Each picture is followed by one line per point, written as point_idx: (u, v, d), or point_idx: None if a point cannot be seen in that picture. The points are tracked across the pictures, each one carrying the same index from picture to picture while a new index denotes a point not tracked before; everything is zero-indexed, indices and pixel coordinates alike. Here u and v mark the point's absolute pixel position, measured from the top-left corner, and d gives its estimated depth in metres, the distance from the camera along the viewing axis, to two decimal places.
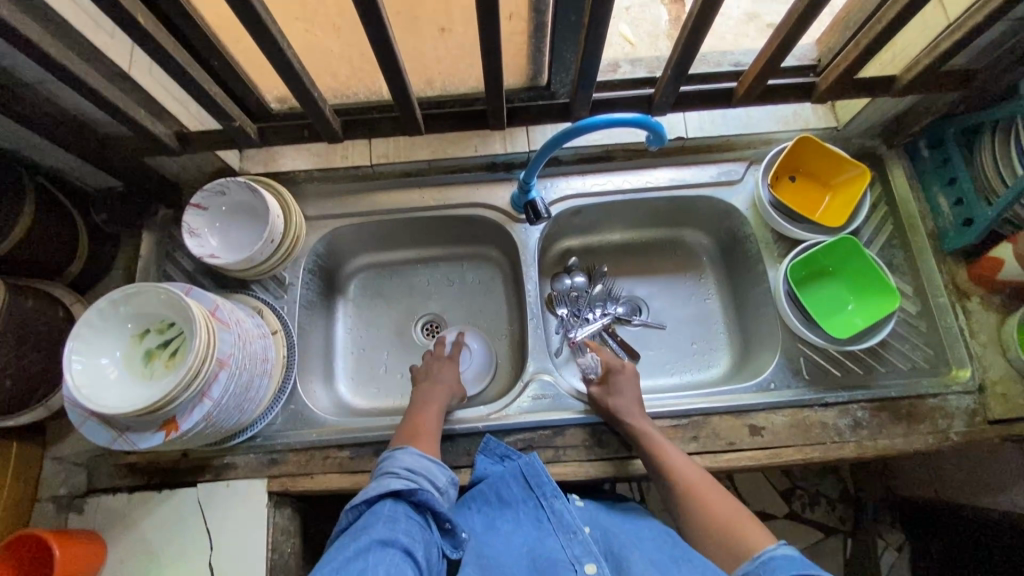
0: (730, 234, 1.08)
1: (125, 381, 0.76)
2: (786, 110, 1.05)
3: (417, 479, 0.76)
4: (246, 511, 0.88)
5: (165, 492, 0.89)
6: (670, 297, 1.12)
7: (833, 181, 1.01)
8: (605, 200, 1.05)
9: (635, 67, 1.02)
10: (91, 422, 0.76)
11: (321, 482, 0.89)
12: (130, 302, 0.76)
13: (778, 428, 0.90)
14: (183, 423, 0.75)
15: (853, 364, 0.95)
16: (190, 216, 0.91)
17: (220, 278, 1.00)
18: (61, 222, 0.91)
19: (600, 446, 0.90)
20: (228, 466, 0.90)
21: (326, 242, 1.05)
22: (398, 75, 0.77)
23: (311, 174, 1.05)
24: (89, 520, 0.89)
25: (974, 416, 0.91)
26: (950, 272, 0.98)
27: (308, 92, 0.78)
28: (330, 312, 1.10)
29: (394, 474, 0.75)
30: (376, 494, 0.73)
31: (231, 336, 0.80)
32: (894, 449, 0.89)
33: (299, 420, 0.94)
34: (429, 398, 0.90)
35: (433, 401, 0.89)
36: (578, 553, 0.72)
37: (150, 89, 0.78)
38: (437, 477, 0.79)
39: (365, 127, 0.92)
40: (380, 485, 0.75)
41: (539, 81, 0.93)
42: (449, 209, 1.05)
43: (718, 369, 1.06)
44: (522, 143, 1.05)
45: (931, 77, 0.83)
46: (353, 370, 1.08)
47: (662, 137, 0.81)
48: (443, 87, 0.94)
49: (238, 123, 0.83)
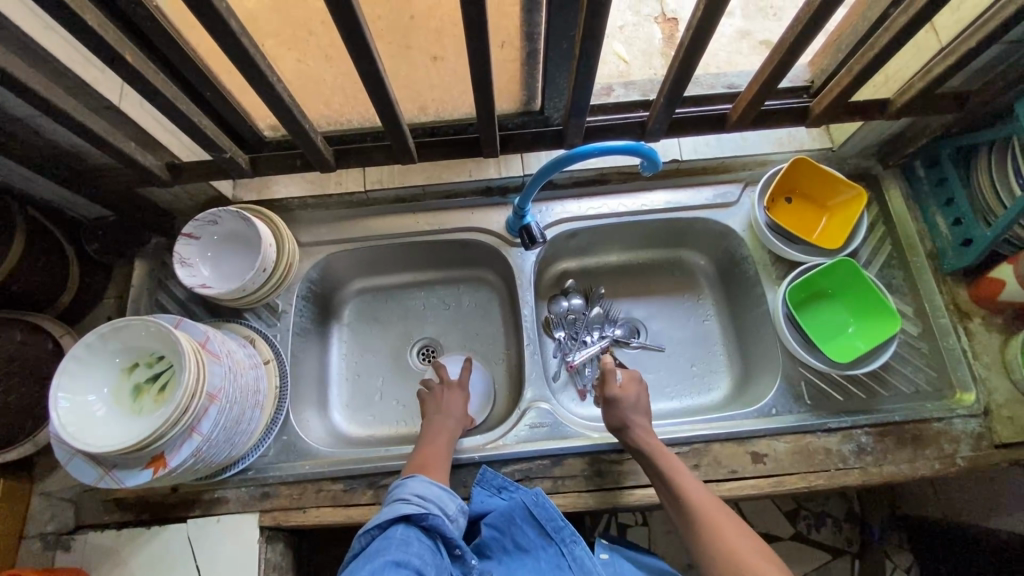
0: (728, 255, 1.08)
1: (111, 417, 0.74)
2: (780, 132, 1.05)
3: (429, 505, 0.74)
4: (236, 548, 0.86)
5: (154, 528, 0.87)
6: (669, 319, 1.11)
7: (829, 203, 1.01)
8: (600, 223, 1.04)
9: (628, 91, 1.02)
10: (77, 459, 0.74)
11: (314, 517, 0.87)
12: (118, 336, 0.75)
13: (781, 455, 0.88)
14: (172, 460, 0.74)
15: (855, 388, 0.93)
16: (182, 246, 0.90)
17: (213, 307, 0.99)
18: (50, 253, 0.90)
19: (600, 476, 0.88)
20: (219, 500, 0.89)
21: (320, 268, 1.04)
22: (390, 105, 0.77)
23: (305, 201, 1.05)
24: (77, 557, 0.87)
25: (980, 440, 0.89)
26: (950, 293, 0.97)
27: (299, 123, 0.77)
28: (325, 338, 1.09)
29: (405, 499, 0.74)
30: (388, 519, 0.72)
31: (221, 368, 0.78)
32: (900, 476, 0.87)
33: (292, 451, 0.92)
34: (439, 429, 0.88)
35: (444, 431, 0.88)
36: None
37: (141, 121, 0.78)
38: (448, 503, 0.77)
39: (358, 155, 0.92)
40: (392, 510, 0.73)
41: (532, 107, 0.93)
42: (444, 234, 1.05)
43: (718, 393, 1.04)
44: (516, 168, 1.04)
45: (924, 100, 0.83)
46: (348, 398, 1.06)
47: (656, 163, 0.80)
48: (436, 113, 0.93)
49: (229, 153, 0.82)
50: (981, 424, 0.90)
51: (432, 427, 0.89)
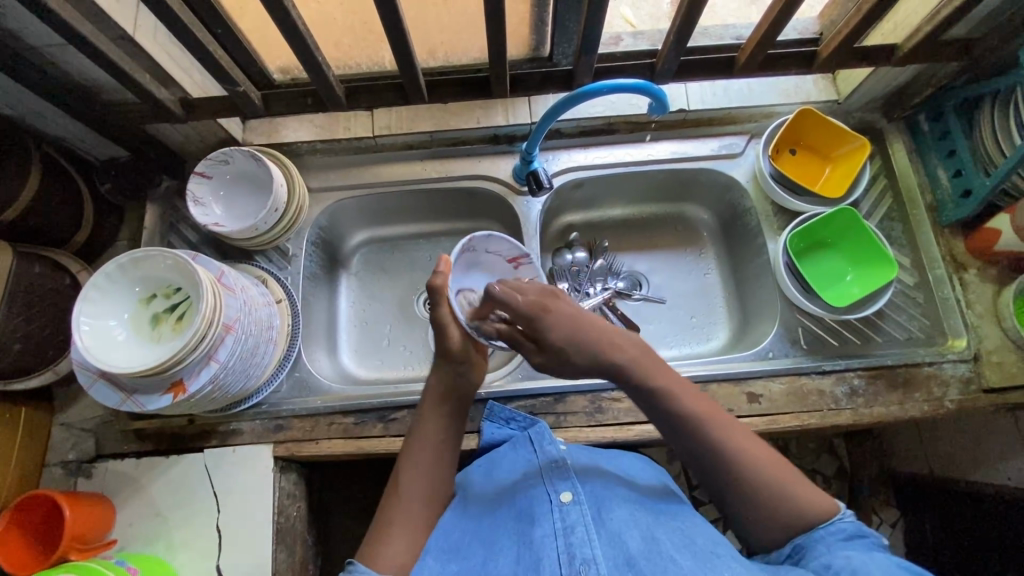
0: (731, 208, 1.09)
1: (133, 343, 0.78)
2: (788, 83, 1.06)
3: None
4: (251, 477, 0.90)
5: (172, 457, 0.91)
6: (670, 272, 1.13)
7: (832, 154, 1.02)
8: (606, 173, 1.05)
9: (637, 40, 1.02)
10: (100, 384, 0.77)
11: (327, 448, 0.91)
12: (137, 266, 0.78)
13: (776, 395, 0.92)
14: (191, 385, 0.76)
15: (850, 334, 0.96)
16: (195, 185, 0.92)
17: (224, 249, 1.01)
18: (65, 191, 0.92)
19: (600, 412, 0.91)
20: (234, 432, 0.92)
21: (329, 215, 1.06)
22: (404, 43, 0.78)
23: (314, 146, 1.05)
24: (98, 483, 0.90)
25: (969, 384, 0.92)
26: (947, 245, 0.99)
27: (311, 54, 0.78)
28: (334, 286, 1.10)
29: None
30: None
31: (237, 302, 0.80)
32: (889, 416, 0.91)
33: (303, 387, 0.95)
34: (415, 458, 0.69)
35: (422, 463, 0.69)
36: (556, 481, 0.69)
37: (154, 54, 0.80)
38: None
39: (370, 93, 0.92)
40: None
41: (541, 52, 0.94)
42: (451, 180, 1.06)
43: (717, 342, 1.07)
44: (524, 115, 1.05)
45: (923, 46, 0.85)
46: (357, 343, 1.08)
47: (664, 104, 0.83)
48: (446, 57, 0.95)
49: (243, 88, 0.84)
50: (970, 369, 0.92)
51: (407, 456, 0.70)
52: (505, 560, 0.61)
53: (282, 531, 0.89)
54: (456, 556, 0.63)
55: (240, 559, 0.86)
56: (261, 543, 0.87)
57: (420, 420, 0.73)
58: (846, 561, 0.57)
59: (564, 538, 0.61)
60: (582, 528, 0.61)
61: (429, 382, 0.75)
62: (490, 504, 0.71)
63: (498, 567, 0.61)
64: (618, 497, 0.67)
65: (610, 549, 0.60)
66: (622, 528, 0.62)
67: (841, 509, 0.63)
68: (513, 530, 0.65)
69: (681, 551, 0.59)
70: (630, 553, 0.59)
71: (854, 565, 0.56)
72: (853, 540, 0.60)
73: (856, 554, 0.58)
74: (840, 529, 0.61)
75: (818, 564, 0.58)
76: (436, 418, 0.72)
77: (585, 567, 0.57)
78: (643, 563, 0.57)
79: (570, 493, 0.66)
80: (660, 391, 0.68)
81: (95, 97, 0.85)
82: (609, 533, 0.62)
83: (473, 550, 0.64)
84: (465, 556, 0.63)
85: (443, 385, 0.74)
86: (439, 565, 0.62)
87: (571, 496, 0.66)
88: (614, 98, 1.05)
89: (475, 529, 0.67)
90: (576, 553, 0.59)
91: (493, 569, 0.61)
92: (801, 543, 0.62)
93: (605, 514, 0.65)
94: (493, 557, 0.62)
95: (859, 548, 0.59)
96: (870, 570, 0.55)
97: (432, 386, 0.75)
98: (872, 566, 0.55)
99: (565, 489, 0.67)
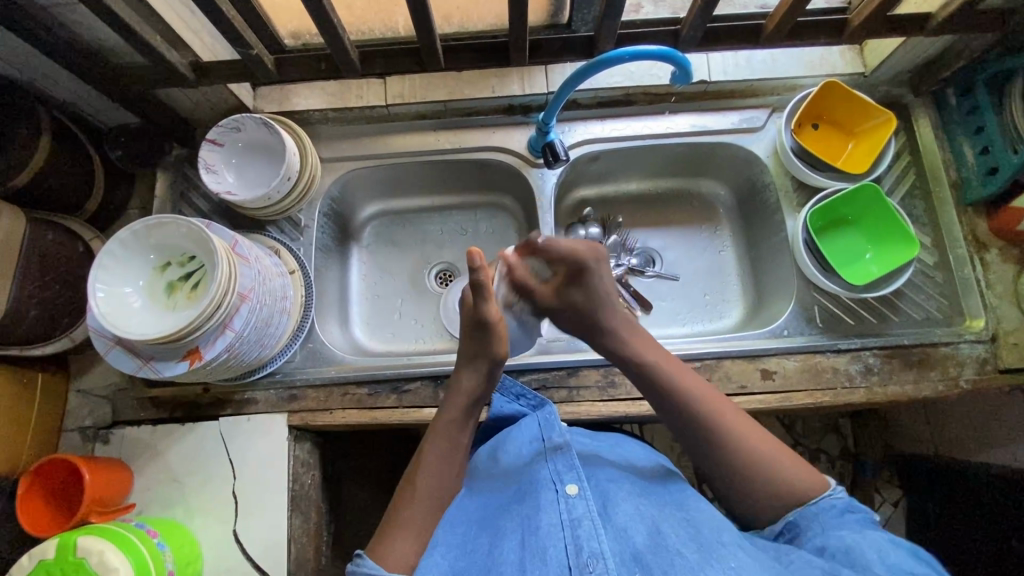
0: (749, 184, 1.07)
1: (149, 311, 0.78)
2: (814, 55, 1.03)
3: None
4: (265, 446, 0.91)
5: (188, 425, 0.92)
6: (684, 249, 1.12)
7: (856, 129, 1.00)
8: (622, 146, 1.03)
9: (658, 7, 0.98)
10: (116, 350, 0.77)
11: (341, 417, 0.92)
12: (151, 234, 0.77)
13: (790, 373, 0.92)
14: (207, 353, 0.76)
15: (866, 313, 0.95)
16: (206, 152, 0.91)
17: (235, 218, 1.00)
18: (76, 156, 0.91)
19: (613, 387, 0.91)
20: (249, 401, 0.93)
21: (341, 185, 1.05)
22: (422, 6, 0.76)
23: (325, 115, 1.04)
24: (115, 449, 0.92)
25: (985, 364, 0.91)
26: (970, 224, 0.97)
27: (326, 16, 0.76)
28: (346, 258, 1.10)
29: None
30: None
31: (252, 272, 0.80)
32: (903, 395, 0.90)
33: (318, 357, 0.96)
34: (431, 457, 0.71)
35: (439, 463, 0.71)
36: (561, 470, 0.69)
37: (165, 15, 0.78)
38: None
39: (384, 59, 0.90)
40: None
41: (560, 19, 0.92)
42: (464, 152, 1.04)
43: (730, 320, 1.06)
44: (541, 85, 1.02)
45: (955, 18, 0.82)
46: (368, 316, 1.08)
47: (687, 73, 0.80)
48: (461, 24, 0.93)
49: (255, 51, 0.82)
50: (987, 350, 0.92)
51: (425, 456, 0.71)
52: (511, 547, 0.61)
53: (297, 498, 0.90)
54: (463, 551, 0.63)
55: (258, 525, 0.88)
56: (276, 510, 0.88)
57: (441, 420, 0.74)
58: (839, 539, 0.58)
59: (570, 530, 0.61)
60: (589, 521, 0.61)
61: (460, 382, 0.75)
62: (497, 492, 0.72)
63: (505, 558, 0.60)
64: (623, 487, 0.68)
65: (616, 544, 0.60)
66: (628, 522, 0.62)
67: (832, 485, 0.65)
68: (518, 516, 0.65)
69: (688, 544, 0.59)
70: (636, 548, 0.59)
71: (846, 544, 0.58)
72: (845, 516, 0.62)
73: (849, 532, 0.59)
74: (832, 505, 0.63)
75: (815, 546, 0.60)
76: (457, 422, 0.74)
77: (594, 560, 0.57)
78: (650, 557, 0.58)
79: (576, 485, 0.66)
80: (751, 456, 0.66)
81: (104, 59, 0.83)
82: (614, 526, 0.62)
83: (479, 539, 0.64)
84: (471, 548, 0.63)
85: (476, 390, 0.75)
86: (447, 558, 0.62)
87: (577, 489, 0.66)
88: (633, 67, 1.02)
89: (481, 519, 0.68)
90: (583, 546, 0.58)
91: (500, 559, 0.60)
92: (794, 520, 0.63)
93: (611, 507, 0.65)
94: (499, 546, 0.62)
95: (852, 525, 0.60)
96: (866, 552, 0.56)
97: (460, 389, 0.75)
98: (865, 544, 0.57)
99: (570, 480, 0.67)
